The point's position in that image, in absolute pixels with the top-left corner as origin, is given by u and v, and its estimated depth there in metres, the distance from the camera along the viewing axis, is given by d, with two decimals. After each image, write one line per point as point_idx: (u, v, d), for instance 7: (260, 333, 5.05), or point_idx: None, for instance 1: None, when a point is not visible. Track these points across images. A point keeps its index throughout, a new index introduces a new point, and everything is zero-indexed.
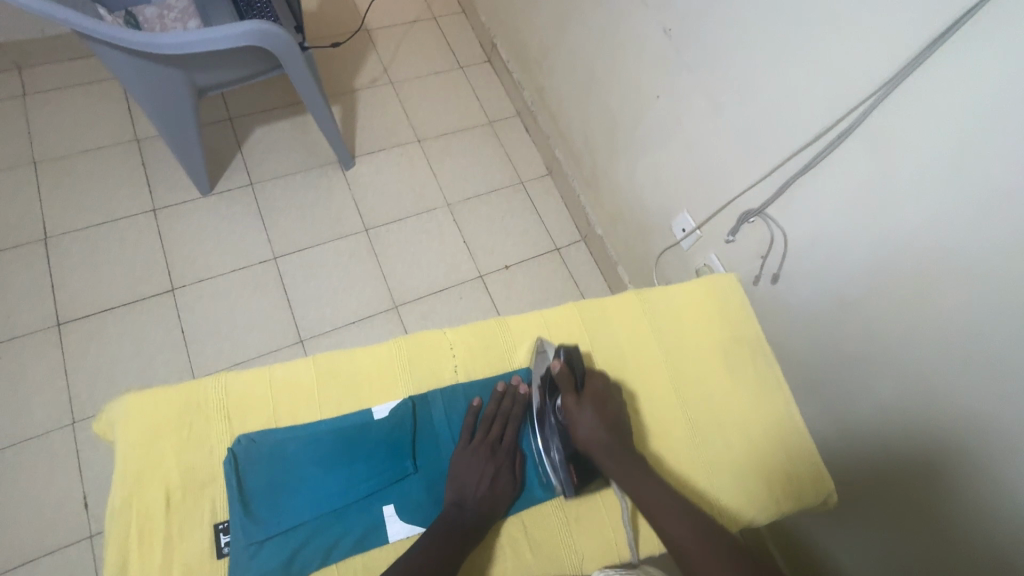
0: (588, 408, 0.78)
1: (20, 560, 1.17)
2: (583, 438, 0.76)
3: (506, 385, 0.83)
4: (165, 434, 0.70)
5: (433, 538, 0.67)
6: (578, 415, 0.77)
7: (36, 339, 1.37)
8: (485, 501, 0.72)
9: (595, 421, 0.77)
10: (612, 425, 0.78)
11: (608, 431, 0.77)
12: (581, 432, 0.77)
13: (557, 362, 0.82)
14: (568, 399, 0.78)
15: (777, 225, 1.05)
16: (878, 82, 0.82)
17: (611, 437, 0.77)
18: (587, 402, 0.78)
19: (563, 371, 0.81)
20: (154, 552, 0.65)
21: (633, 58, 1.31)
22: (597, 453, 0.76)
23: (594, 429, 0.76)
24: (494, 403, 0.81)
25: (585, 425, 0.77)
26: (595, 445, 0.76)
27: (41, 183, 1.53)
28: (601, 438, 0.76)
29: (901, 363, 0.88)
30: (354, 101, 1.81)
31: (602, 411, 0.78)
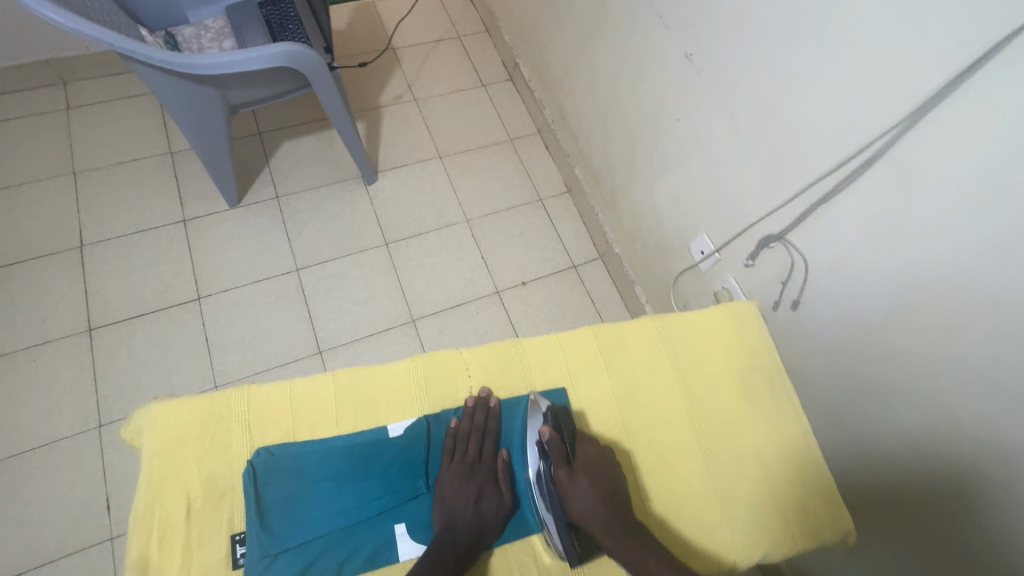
0: (582, 481, 0.74)
1: (45, 559, 1.21)
2: (579, 514, 0.73)
3: (476, 398, 0.82)
4: (189, 443, 0.72)
5: (432, 562, 0.67)
6: (571, 490, 0.74)
7: (68, 343, 1.42)
8: (473, 526, 0.72)
9: (590, 493, 0.74)
10: (607, 498, 0.75)
11: (604, 502, 0.74)
12: (576, 507, 0.74)
13: (545, 428, 0.78)
14: (559, 473, 0.75)
15: (798, 251, 1.05)
16: (902, 113, 0.82)
17: (607, 510, 0.74)
18: (581, 475, 0.75)
19: (552, 438, 0.77)
20: (174, 560, 0.67)
21: (654, 80, 1.33)
22: (596, 530, 0.73)
23: (590, 502, 0.73)
24: (467, 418, 0.80)
25: (580, 501, 0.74)
26: (591, 520, 0.73)
27: (80, 193, 1.60)
28: (598, 513, 0.73)
29: (926, 396, 0.85)
30: (378, 117, 1.86)
31: (596, 482, 0.75)
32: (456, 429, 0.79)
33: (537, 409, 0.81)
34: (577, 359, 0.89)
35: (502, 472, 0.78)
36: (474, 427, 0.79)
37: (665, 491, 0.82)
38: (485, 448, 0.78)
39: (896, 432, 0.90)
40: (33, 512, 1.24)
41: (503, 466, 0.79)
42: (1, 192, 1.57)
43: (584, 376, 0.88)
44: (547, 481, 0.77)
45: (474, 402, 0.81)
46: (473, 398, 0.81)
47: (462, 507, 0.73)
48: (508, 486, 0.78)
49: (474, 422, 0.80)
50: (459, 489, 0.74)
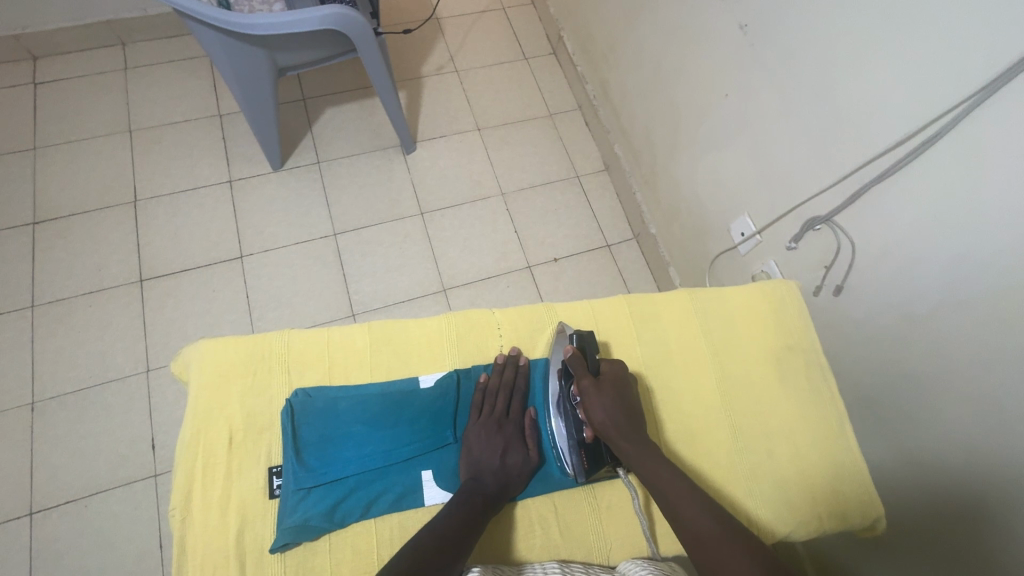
0: (603, 392, 0.76)
1: (96, 489, 1.30)
2: (599, 420, 0.75)
3: (505, 356, 0.83)
4: (232, 380, 0.76)
5: (458, 507, 0.68)
6: (592, 398, 0.76)
7: (121, 291, 1.50)
8: (499, 475, 0.73)
9: (611, 404, 0.75)
10: (627, 411, 0.76)
11: (622, 413, 0.75)
12: (594, 415, 0.75)
13: (569, 347, 0.81)
14: (584, 383, 0.77)
15: (846, 233, 1.00)
16: (975, 85, 0.76)
17: (627, 420, 0.75)
18: (605, 387, 0.77)
19: (575, 355, 0.79)
20: (215, 486, 0.71)
21: (704, 55, 1.28)
22: (614, 437, 0.74)
23: (609, 413, 0.75)
24: (496, 375, 0.81)
25: (599, 408, 0.75)
26: (611, 427, 0.74)
27: (135, 150, 1.68)
28: (617, 420, 0.75)
29: (973, 390, 0.80)
30: (419, 87, 1.86)
31: (619, 395, 0.77)
32: (485, 385, 0.80)
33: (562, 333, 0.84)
34: (609, 327, 0.88)
35: (529, 429, 0.80)
36: (501, 384, 0.81)
37: (691, 462, 0.82)
38: (513, 404, 0.80)
39: (935, 426, 0.87)
40: (87, 445, 1.34)
41: (530, 423, 0.80)
42: (64, 146, 1.65)
43: (615, 343, 0.88)
44: (571, 398, 0.79)
45: (503, 360, 0.82)
46: (503, 355, 0.83)
47: (489, 458, 0.75)
48: (535, 443, 0.79)
49: (502, 378, 0.81)
50: (486, 441, 0.76)
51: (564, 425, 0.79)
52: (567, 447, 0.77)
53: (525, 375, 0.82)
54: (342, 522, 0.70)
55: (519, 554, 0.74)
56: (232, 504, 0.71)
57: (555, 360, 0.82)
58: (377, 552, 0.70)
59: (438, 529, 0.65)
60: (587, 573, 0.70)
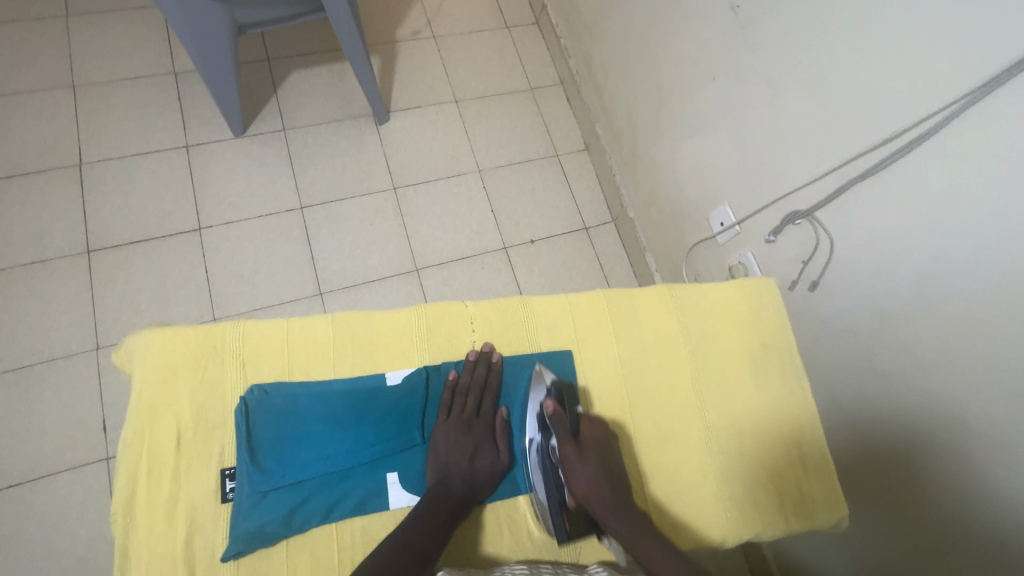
0: (589, 462, 0.73)
1: (42, 472, 1.23)
2: (584, 493, 0.72)
3: (477, 352, 0.80)
4: (182, 374, 0.71)
5: (423, 516, 0.66)
6: (575, 468, 0.73)
7: (66, 263, 1.40)
8: (466, 479, 0.71)
9: (595, 473, 0.73)
10: (613, 482, 0.74)
11: (608, 485, 0.73)
12: (577, 486, 0.73)
13: (549, 403, 0.76)
14: (566, 451, 0.74)
15: (825, 230, 0.99)
16: (968, 87, 0.75)
17: (611, 493, 0.73)
18: (588, 454, 0.74)
19: (556, 413, 0.75)
20: (161, 489, 0.67)
21: (693, 35, 1.23)
22: (598, 509, 0.72)
23: (593, 484, 0.72)
24: (467, 372, 0.78)
25: (582, 480, 0.73)
26: (594, 500, 0.72)
27: (78, 107, 1.53)
28: (603, 494, 0.72)
29: (938, 391, 0.82)
30: (394, 52, 1.76)
31: (602, 461, 0.74)
32: (452, 384, 0.77)
33: (540, 381, 0.78)
34: (586, 324, 0.86)
35: (500, 429, 0.77)
36: (469, 382, 0.78)
37: (664, 464, 0.82)
38: (484, 404, 0.77)
39: (898, 423, 0.89)
40: (30, 426, 1.26)
41: (501, 423, 0.78)
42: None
43: (592, 342, 0.85)
44: (551, 463, 0.75)
45: (474, 357, 0.79)
46: (474, 352, 0.79)
47: (456, 461, 0.72)
48: (505, 444, 0.77)
49: (472, 375, 0.78)
50: (455, 444, 0.74)
51: (545, 483, 0.74)
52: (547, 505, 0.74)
53: (498, 373, 0.79)
54: (301, 527, 0.67)
55: (486, 555, 0.73)
56: (181, 507, 0.67)
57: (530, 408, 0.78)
58: (339, 558, 0.68)
59: (403, 543, 0.63)
60: (556, 574, 0.69)
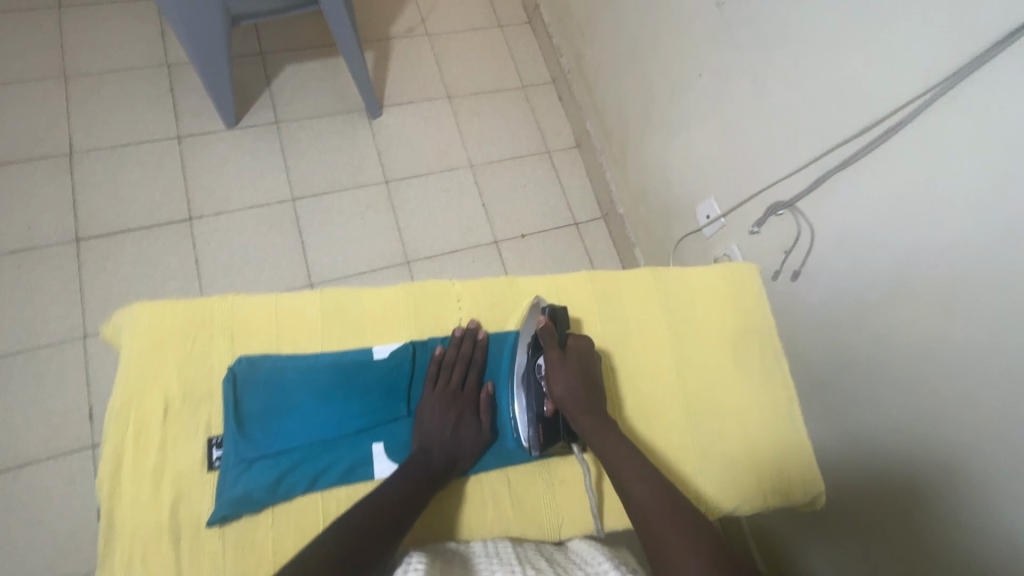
0: (570, 366, 0.76)
1: (26, 460, 1.22)
2: (560, 394, 0.75)
3: (464, 329, 0.80)
4: (170, 346, 0.71)
5: (401, 482, 0.67)
6: (557, 372, 0.76)
7: (55, 251, 1.39)
8: (448, 448, 0.72)
9: (573, 379, 0.76)
10: (590, 387, 0.77)
11: (585, 390, 0.76)
12: (555, 388, 0.76)
13: (540, 318, 0.80)
14: (551, 354, 0.77)
15: (806, 219, 1.02)
16: (937, 79, 0.78)
17: (588, 397, 0.76)
18: (570, 361, 0.77)
19: (546, 326, 0.79)
20: (148, 457, 0.67)
21: (680, 32, 1.26)
22: (573, 410, 0.75)
23: (573, 384, 0.75)
24: (454, 347, 0.79)
25: (562, 382, 0.76)
26: (571, 401, 0.75)
27: (70, 97, 1.54)
28: (579, 395, 0.75)
29: (915, 375, 0.85)
30: (387, 48, 1.78)
31: (583, 370, 0.77)
32: (436, 357, 0.78)
33: (535, 302, 0.82)
34: (571, 304, 0.88)
35: (484, 403, 0.79)
36: (449, 354, 0.78)
37: (644, 438, 0.83)
38: (470, 380, 0.78)
39: (877, 406, 0.91)
40: (15, 414, 1.25)
41: (486, 398, 0.79)
42: None
43: (577, 321, 0.87)
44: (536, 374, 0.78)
45: (462, 332, 0.80)
46: (462, 328, 0.80)
47: (436, 430, 0.73)
48: (489, 418, 0.78)
49: (452, 346, 0.79)
50: (440, 415, 0.75)
51: (525, 389, 0.77)
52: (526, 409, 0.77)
53: (484, 349, 0.80)
54: (287, 495, 0.68)
55: (470, 529, 0.74)
56: (167, 476, 0.67)
57: (528, 327, 0.80)
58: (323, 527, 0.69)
59: (378, 504, 0.64)
60: (540, 551, 0.70)
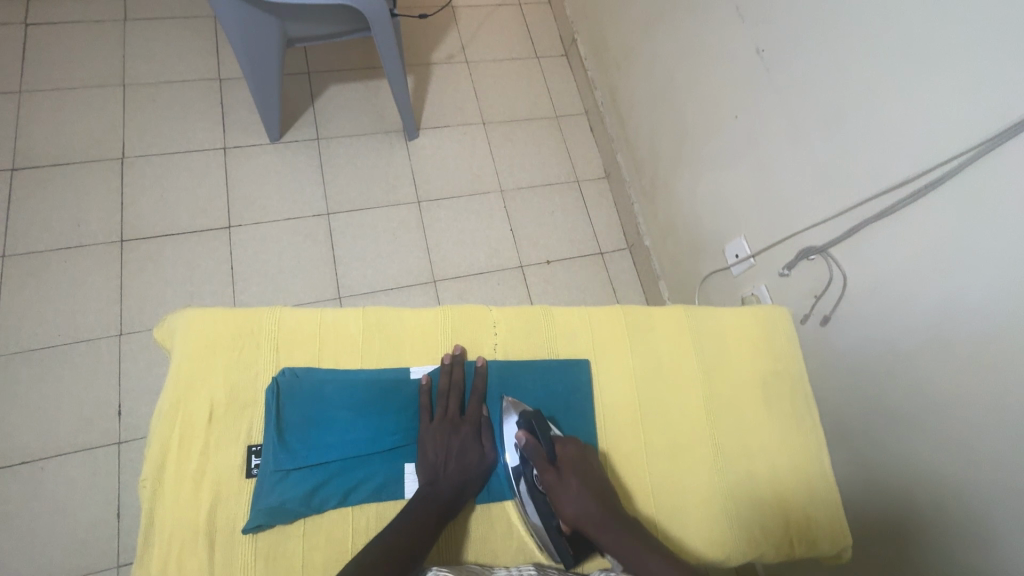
0: (571, 481, 0.74)
1: (55, 451, 1.26)
2: (573, 514, 0.73)
3: (450, 354, 0.81)
4: (219, 352, 0.74)
5: (404, 527, 0.68)
6: (560, 493, 0.74)
7: (100, 250, 1.45)
8: (457, 477, 0.73)
9: (580, 493, 0.73)
10: (598, 496, 0.74)
11: (595, 502, 0.73)
12: (566, 509, 0.73)
13: (522, 433, 0.76)
14: (546, 477, 0.74)
15: (838, 266, 1.02)
16: (980, 138, 0.79)
17: (601, 510, 0.73)
18: (567, 474, 0.74)
19: (529, 442, 0.76)
20: (190, 460, 0.70)
21: (718, 74, 1.29)
22: (592, 531, 0.73)
23: (581, 504, 0.73)
24: (445, 376, 0.79)
25: (570, 504, 0.73)
26: (586, 522, 0.72)
27: (127, 105, 1.62)
28: (591, 512, 0.73)
29: (943, 429, 0.84)
30: (428, 73, 1.85)
31: (584, 480, 0.74)
32: (422, 387, 0.78)
33: (511, 412, 0.80)
34: (604, 336, 0.89)
35: (484, 429, 0.80)
36: (432, 387, 0.78)
37: (672, 478, 0.83)
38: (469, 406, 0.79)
39: (905, 459, 0.90)
40: (49, 404, 1.29)
41: (485, 424, 0.80)
42: (53, 93, 1.59)
43: (607, 353, 0.88)
44: (534, 485, 0.77)
45: (450, 360, 0.80)
46: (449, 355, 0.80)
47: (440, 462, 0.74)
48: (491, 445, 0.79)
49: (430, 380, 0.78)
50: (440, 441, 0.75)
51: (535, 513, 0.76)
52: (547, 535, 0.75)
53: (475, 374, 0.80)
54: (320, 507, 0.70)
55: (495, 554, 0.76)
56: (207, 479, 0.69)
57: (506, 428, 0.80)
58: (352, 541, 0.70)
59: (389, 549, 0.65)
60: None
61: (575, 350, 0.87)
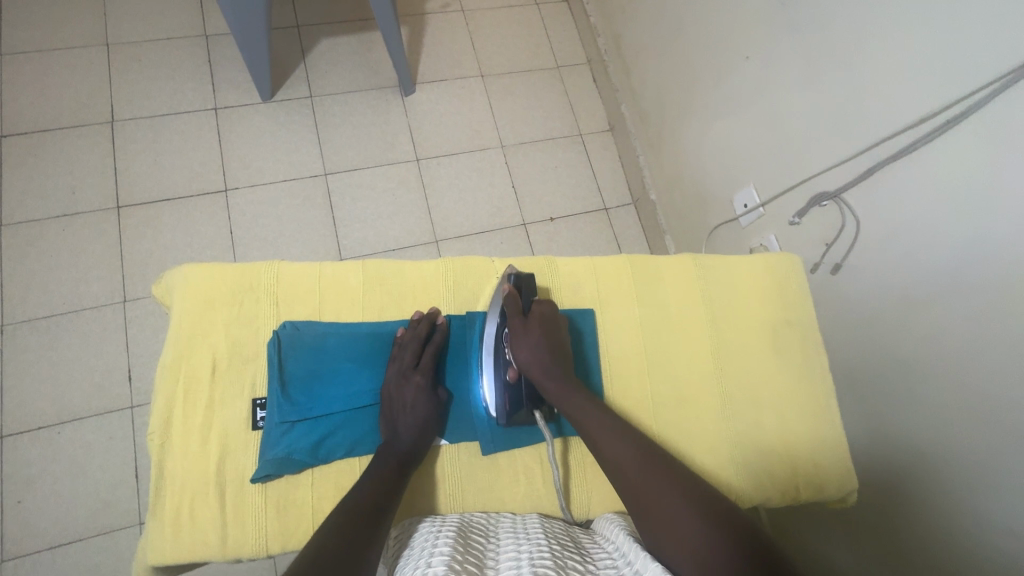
0: (534, 334, 0.76)
1: (70, 416, 1.28)
2: (524, 360, 0.75)
3: (420, 313, 0.79)
4: (219, 308, 0.74)
5: (374, 474, 0.67)
6: (520, 338, 0.75)
7: (97, 217, 1.43)
8: (416, 432, 0.71)
9: (537, 344, 0.76)
10: (555, 351, 0.77)
11: (551, 354, 0.76)
12: (520, 356, 0.75)
13: (506, 286, 0.79)
14: (514, 325, 0.76)
15: (851, 212, 0.99)
16: (1007, 67, 0.74)
17: (553, 361, 0.76)
18: (533, 326, 0.77)
19: (511, 295, 0.78)
20: (196, 413, 0.70)
21: (729, 13, 1.22)
22: (538, 377, 0.75)
23: (536, 352, 0.75)
24: (410, 328, 0.77)
25: (527, 348, 0.75)
26: (536, 368, 0.75)
27: (112, 67, 1.56)
28: (544, 361, 0.75)
29: (955, 375, 0.82)
30: (422, 24, 1.76)
31: (546, 334, 0.77)
32: (396, 339, 0.77)
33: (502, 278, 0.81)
34: (610, 287, 0.87)
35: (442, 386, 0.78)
36: (399, 340, 0.76)
37: (678, 427, 0.83)
38: (424, 358, 0.75)
39: (914, 405, 0.89)
40: (60, 372, 1.30)
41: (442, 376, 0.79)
42: (35, 56, 1.54)
43: (613, 303, 0.87)
44: (501, 334, 0.78)
45: (418, 315, 0.78)
46: (419, 312, 0.78)
47: (400, 416, 0.72)
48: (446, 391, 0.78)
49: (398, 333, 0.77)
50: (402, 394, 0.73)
51: (490, 365, 0.77)
52: (491, 381, 0.77)
53: (441, 330, 0.78)
54: (326, 458, 0.71)
55: (504, 502, 0.77)
56: (214, 432, 0.70)
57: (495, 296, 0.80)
58: None
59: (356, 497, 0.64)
60: (568, 528, 0.72)
61: (581, 300, 0.86)
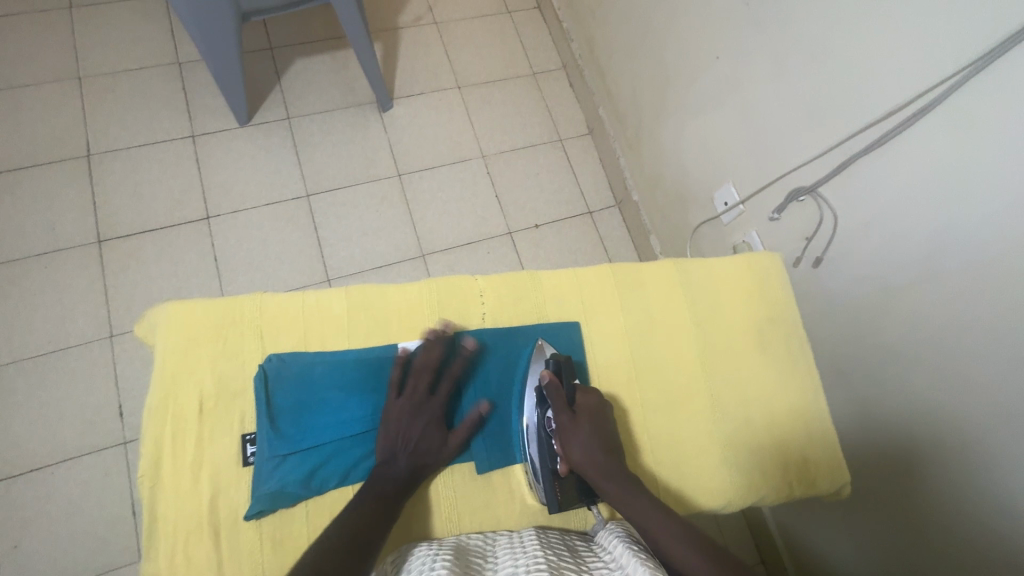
0: (583, 428, 0.75)
1: (62, 456, 1.26)
2: (578, 460, 0.74)
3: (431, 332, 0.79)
4: (204, 344, 0.73)
5: (366, 502, 0.67)
6: (569, 435, 0.74)
7: (79, 252, 1.42)
8: (415, 455, 0.72)
9: (588, 439, 0.74)
10: (606, 446, 0.75)
11: (603, 450, 0.75)
12: (574, 454, 0.74)
13: (545, 372, 0.77)
14: (562, 418, 0.75)
15: (828, 205, 1.01)
16: (971, 57, 0.76)
17: (606, 457, 0.74)
18: (582, 420, 0.76)
19: (552, 383, 0.77)
20: (186, 452, 0.70)
21: (698, 14, 1.24)
22: (594, 476, 0.74)
23: (588, 452, 0.74)
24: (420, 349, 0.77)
25: (578, 445, 0.74)
26: (592, 467, 0.73)
27: (85, 99, 1.55)
28: (597, 459, 0.74)
29: (939, 360, 0.84)
30: (396, 38, 1.76)
31: (597, 427, 0.76)
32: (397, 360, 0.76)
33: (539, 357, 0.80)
34: (594, 297, 0.88)
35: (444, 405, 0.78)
36: (403, 361, 0.76)
37: (671, 431, 0.84)
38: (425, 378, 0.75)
39: (903, 392, 0.90)
40: (50, 411, 1.29)
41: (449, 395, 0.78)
42: (6, 93, 1.52)
43: (599, 313, 0.87)
44: (547, 429, 0.77)
45: (430, 335, 0.78)
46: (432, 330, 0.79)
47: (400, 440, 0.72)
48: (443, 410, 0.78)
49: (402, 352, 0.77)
50: (404, 416, 0.73)
51: (536, 455, 0.77)
52: (540, 480, 0.76)
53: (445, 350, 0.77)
54: (320, 489, 0.71)
55: (500, 519, 0.77)
56: (205, 469, 0.70)
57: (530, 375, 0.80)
58: None
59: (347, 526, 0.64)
60: (564, 540, 0.73)
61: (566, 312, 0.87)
